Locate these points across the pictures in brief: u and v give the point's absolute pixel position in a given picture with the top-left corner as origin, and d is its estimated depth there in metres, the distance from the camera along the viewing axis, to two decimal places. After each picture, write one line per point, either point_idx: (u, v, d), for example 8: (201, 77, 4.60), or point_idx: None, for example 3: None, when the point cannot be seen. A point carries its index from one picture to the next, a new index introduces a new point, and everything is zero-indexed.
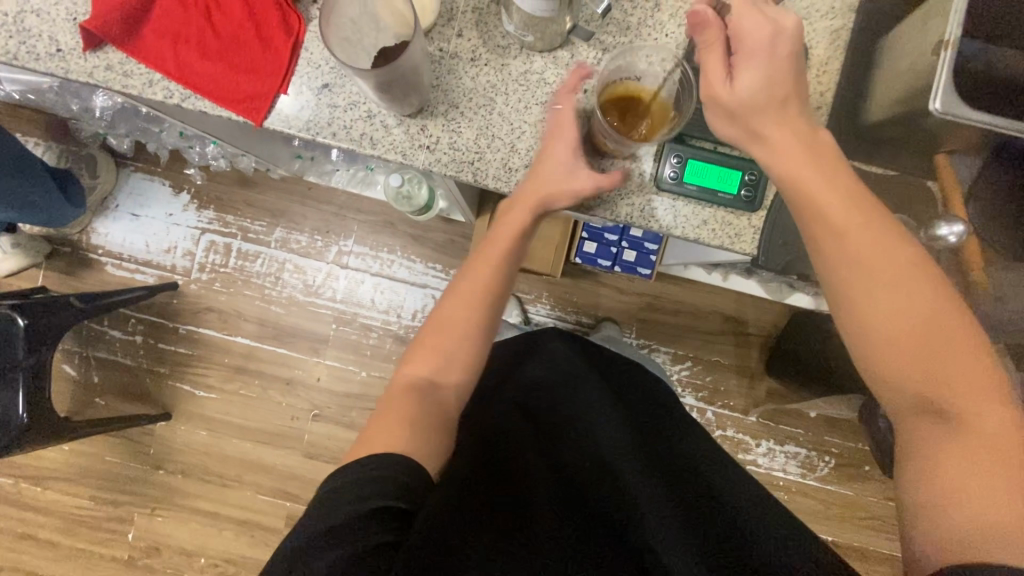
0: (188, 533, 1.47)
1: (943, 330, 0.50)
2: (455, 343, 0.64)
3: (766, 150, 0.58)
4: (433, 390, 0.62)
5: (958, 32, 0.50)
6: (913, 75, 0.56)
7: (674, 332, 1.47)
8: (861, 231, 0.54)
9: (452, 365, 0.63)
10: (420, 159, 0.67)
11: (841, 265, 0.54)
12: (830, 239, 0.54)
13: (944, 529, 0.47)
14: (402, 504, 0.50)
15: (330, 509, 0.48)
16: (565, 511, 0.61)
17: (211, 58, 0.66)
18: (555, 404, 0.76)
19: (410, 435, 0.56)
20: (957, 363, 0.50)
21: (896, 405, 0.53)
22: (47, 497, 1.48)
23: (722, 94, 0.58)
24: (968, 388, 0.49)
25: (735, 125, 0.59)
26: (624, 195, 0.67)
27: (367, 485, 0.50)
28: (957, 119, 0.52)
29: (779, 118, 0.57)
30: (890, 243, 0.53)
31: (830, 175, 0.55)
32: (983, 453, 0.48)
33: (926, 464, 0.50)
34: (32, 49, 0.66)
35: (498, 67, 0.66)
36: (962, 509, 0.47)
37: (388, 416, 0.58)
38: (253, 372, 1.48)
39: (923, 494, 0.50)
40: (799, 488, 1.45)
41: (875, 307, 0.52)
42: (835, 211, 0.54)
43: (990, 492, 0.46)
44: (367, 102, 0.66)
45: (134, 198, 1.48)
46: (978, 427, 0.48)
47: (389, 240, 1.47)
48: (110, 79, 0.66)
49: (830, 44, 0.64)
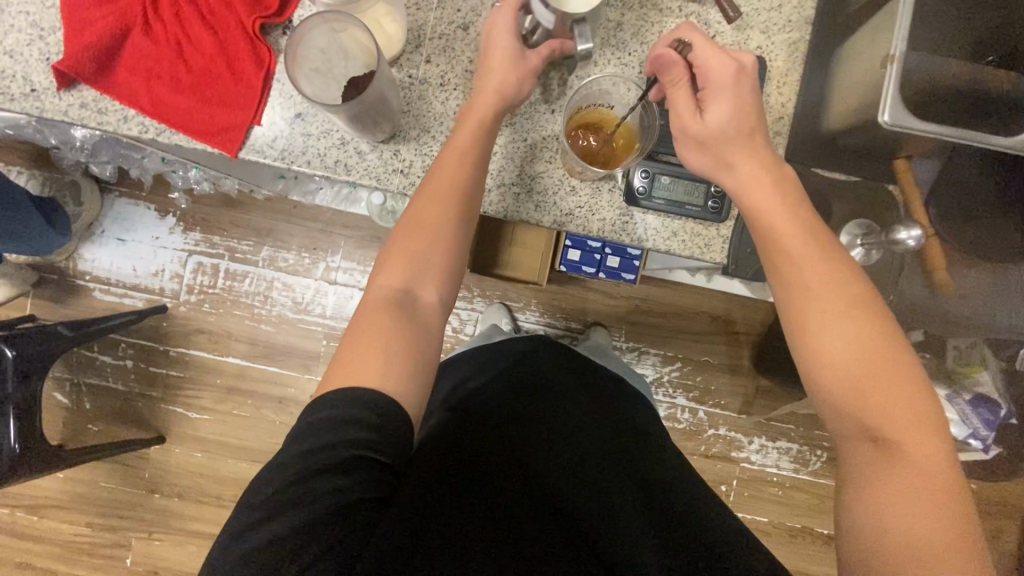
0: (187, 555, 1.47)
1: (886, 362, 0.53)
2: (424, 247, 0.63)
3: (733, 181, 0.60)
4: (410, 298, 0.62)
5: (904, 46, 0.53)
6: (866, 86, 0.59)
7: (662, 334, 1.49)
8: (814, 263, 0.56)
9: (426, 271, 0.63)
10: (394, 183, 0.68)
11: (793, 293, 0.56)
12: (785, 266, 0.57)
13: (870, 548, 0.49)
14: (374, 457, 0.51)
15: (311, 445, 0.50)
16: (534, 504, 0.60)
17: (184, 93, 0.67)
18: (535, 403, 0.76)
19: (381, 356, 0.56)
20: (896, 394, 0.52)
21: (838, 429, 0.55)
22: (43, 526, 1.47)
23: (693, 126, 0.60)
24: (904, 419, 0.52)
25: (705, 155, 0.61)
26: (595, 212, 0.68)
27: (349, 427, 0.51)
28: (907, 130, 0.53)
29: (747, 150, 0.59)
30: (840, 276, 0.56)
31: (789, 208, 0.58)
32: (916, 482, 0.50)
33: (859, 485, 0.52)
34: (6, 89, 0.67)
35: (467, 91, 0.68)
36: (887, 529, 0.49)
37: (365, 336, 0.58)
38: (246, 392, 1.48)
39: (855, 514, 0.51)
40: (792, 482, 1.47)
41: (825, 332, 0.54)
42: (791, 243, 0.57)
43: (915, 518, 0.48)
44: (340, 130, 0.67)
45: (120, 223, 1.49)
46: (912, 457, 0.50)
47: (377, 254, 1.48)
48: (85, 117, 0.67)
49: (789, 56, 0.67)
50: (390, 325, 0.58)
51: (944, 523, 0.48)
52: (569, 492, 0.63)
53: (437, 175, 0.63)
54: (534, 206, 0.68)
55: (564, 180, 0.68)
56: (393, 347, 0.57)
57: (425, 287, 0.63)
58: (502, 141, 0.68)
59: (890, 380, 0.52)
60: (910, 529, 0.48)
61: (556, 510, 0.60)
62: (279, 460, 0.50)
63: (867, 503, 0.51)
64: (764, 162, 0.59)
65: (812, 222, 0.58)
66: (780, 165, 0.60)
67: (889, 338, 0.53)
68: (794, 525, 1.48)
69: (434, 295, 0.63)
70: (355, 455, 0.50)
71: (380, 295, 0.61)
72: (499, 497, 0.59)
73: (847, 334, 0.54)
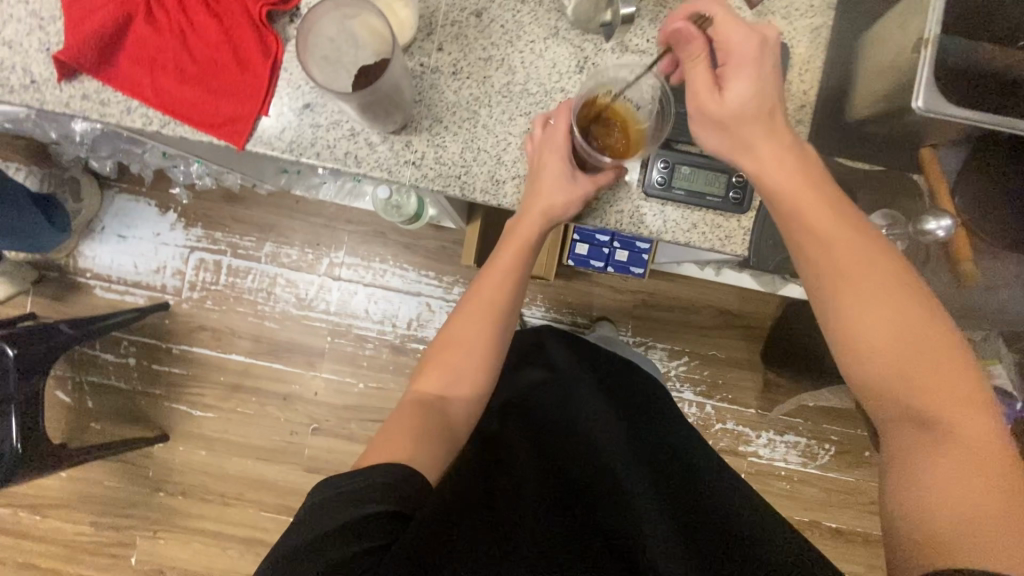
0: (192, 553, 1.46)
1: (925, 340, 0.52)
2: (462, 357, 0.66)
3: (754, 161, 0.57)
4: (442, 405, 0.65)
5: (939, 29, 0.51)
6: (895, 72, 0.57)
7: (669, 328, 1.47)
8: (846, 241, 0.55)
9: (460, 379, 0.66)
10: (406, 175, 0.66)
11: (825, 274, 0.55)
12: (812, 245, 0.56)
13: (922, 534, 0.48)
14: (391, 506, 0.52)
15: (329, 504, 0.52)
16: (556, 519, 0.62)
17: (189, 83, 0.65)
18: (552, 416, 0.79)
19: (406, 451, 0.58)
20: (938, 372, 0.51)
21: (881, 411, 0.54)
22: (46, 525, 1.46)
23: (711, 104, 0.57)
24: (950, 397, 0.50)
25: (724, 137, 0.59)
26: (612, 204, 0.67)
27: (367, 492, 0.53)
28: (942, 116, 0.52)
29: (766, 131, 0.57)
30: (869, 252, 0.54)
31: (810, 180, 0.56)
32: (964, 462, 0.48)
33: (905, 471, 0.51)
34: (5, 81, 0.65)
35: (481, 79, 0.66)
36: (938, 514, 0.48)
37: (393, 433, 0.61)
38: (251, 389, 1.47)
39: (905, 503, 0.50)
40: (800, 476, 1.46)
41: (859, 310, 0.53)
42: (822, 223, 0.55)
43: (969, 502, 0.47)
44: (349, 120, 0.65)
45: (120, 219, 1.47)
46: (961, 437, 0.49)
47: (381, 249, 1.46)
48: (87, 109, 0.65)
49: (813, 43, 0.65)
50: (421, 427, 0.62)
51: (1001, 506, 0.46)
52: (590, 509, 0.66)
53: (476, 293, 0.69)
54: None
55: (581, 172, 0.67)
56: (426, 439, 0.61)
57: (457, 395, 0.66)
58: (517, 132, 0.66)
59: (930, 357, 0.51)
60: (965, 511, 0.46)
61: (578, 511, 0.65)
62: (305, 514, 0.52)
63: (920, 488, 0.49)
64: (782, 143, 0.57)
65: (837, 199, 0.56)
66: (802, 147, 0.58)
67: (925, 315, 0.52)
68: (805, 520, 1.46)
69: (464, 407, 0.66)
70: (372, 512, 0.51)
71: (414, 399, 0.65)
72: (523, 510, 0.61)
73: (881, 310, 0.53)
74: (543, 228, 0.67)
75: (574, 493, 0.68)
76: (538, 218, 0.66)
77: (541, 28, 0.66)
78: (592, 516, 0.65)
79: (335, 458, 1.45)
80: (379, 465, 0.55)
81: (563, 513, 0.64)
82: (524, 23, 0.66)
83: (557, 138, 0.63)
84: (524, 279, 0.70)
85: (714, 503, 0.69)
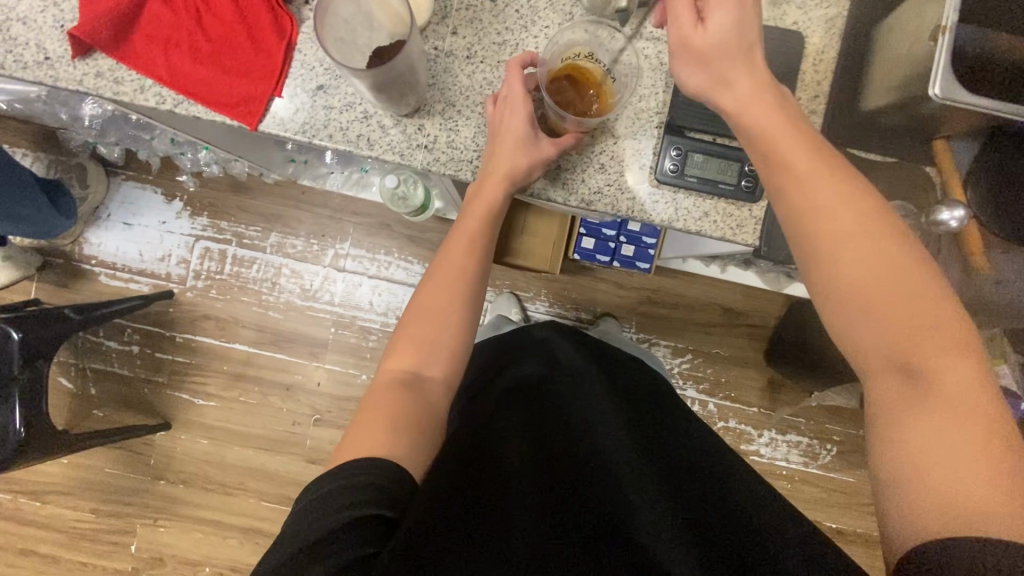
0: (191, 543, 1.45)
1: (910, 282, 0.46)
2: (438, 327, 0.65)
3: (731, 98, 0.54)
4: (418, 380, 0.62)
5: (956, 16, 0.50)
6: (912, 60, 0.57)
7: (673, 325, 1.47)
8: (823, 176, 0.50)
9: (436, 353, 0.64)
10: (418, 158, 0.66)
11: (798, 211, 0.50)
12: (791, 183, 0.51)
13: (909, 501, 0.42)
14: (388, 512, 0.51)
15: (316, 511, 0.50)
16: (538, 507, 0.61)
17: (204, 63, 0.65)
18: (546, 400, 0.77)
19: (412, 433, 0.58)
20: (921, 315, 0.46)
21: (861, 362, 0.48)
22: (46, 512, 1.46)
23: (694, 38, 0.55)
24: (933, 342, 0.45)
25: (704, 73, 0.55)
26: (623, 190, 0.66)
27: (354, 491, 0.51)
28: (957, 104, 0.52)
29: (745, 66, 0.54)
30: (850, 189, 0.49)
31: (788, 117, 0.53)
32: (955, 415, 0.43)
33: (893, 429, 0.45)
34: (19, 57, 0.65)
35: (495, 64, 0.66)
36: (932, 475, 0.42)
37: (374, 412, 0.58)
38: (253, 379, 1.46)
39: (892, 466, 0.44)
40: (801, 476, 1.45)
41: (841, 252, 0.48)
42: (794, 158, 0.51)
43: (961, 461, 0.41)
44: (363, 103, 0.65)
45: (126, 207, 1.47)
46: (948, 386, 0.44)
47: (386, 241, 1.46)
48: (101, 86, 0.65)
49: (827, 31, 0.65)
50: (403, 403, 0.59)
51: (995, 463, 0.41)
52: (586, 493, 0.65)
53: (446, 257, 0.68)
54: (559, 185, 0.67)
55: (593, 157, 0.66)
56: (407, 420, 0.58)
57: (434, 363, 0.64)
58: None
59: (912, 299, 0.46)
60: (959, 471, 0.41)
61: (570, 498, 0.64)
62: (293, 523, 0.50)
63: (905, 446, 0.44)
64: (762, 79, 0.54)
65: (812, 137, 0.52)
66: (779, 86, 0.55)
67: (906, 252, 0.47)
68: None
69: (442, 375, 0.64)
70: (360, 516, 0.49)
71: (389, 377, 0.63)
72: (515, 494, 0.61)
73: (863, 249, 0.48)
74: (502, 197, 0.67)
75: (566, 479, 0.66)
76: (498, 181, 0.65)
77: (556, 14, 0.66)
78: (585, 502, 0.64)
79: None
80: (361, 458, 0.53)
81: (557, 504, 0.63)
82: (540, 9, 0.66)
83: (518, 103, 0.63)
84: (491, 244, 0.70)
85: (712, 494, 0.68)
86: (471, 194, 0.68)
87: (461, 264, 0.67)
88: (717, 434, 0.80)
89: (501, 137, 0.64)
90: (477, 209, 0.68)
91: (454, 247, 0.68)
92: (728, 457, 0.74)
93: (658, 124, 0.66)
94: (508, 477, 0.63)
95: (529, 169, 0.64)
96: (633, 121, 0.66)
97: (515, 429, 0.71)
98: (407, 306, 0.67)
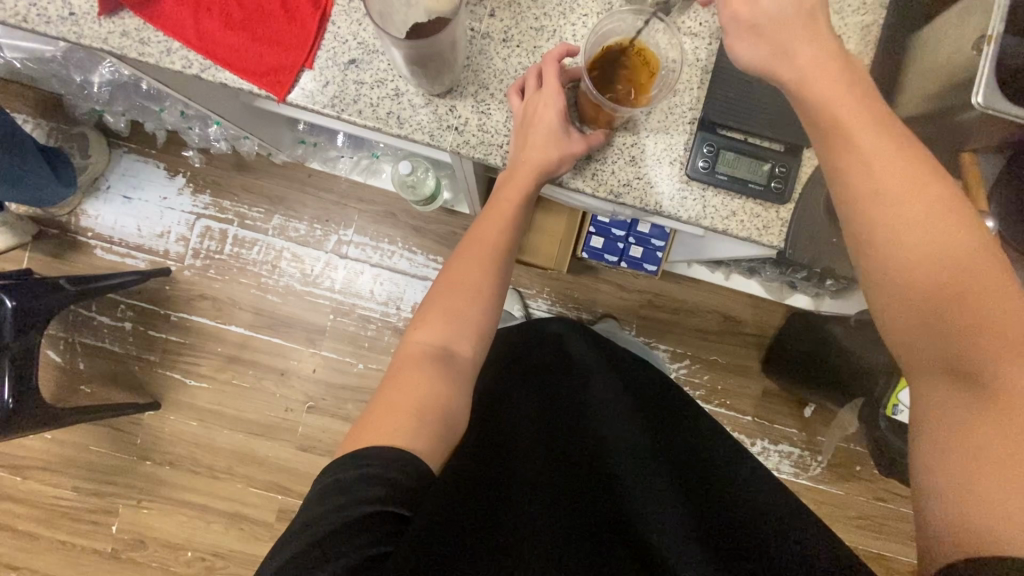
0: (175, 526, 1.42)
1: (968, 280, 0.45)
2: (466, 306, 0.63)
3: (791, 70, 0.53)
4: (445, 355, 0.61)
5: (1003, 27, 0.51)
6: (950, 69, 0.57)
7: (675, 330, 1.47)
8: (884, 165, 0.49)
9: (463, 330, 0.62)
10: (447, 140, 0.65)
11: (861, 199, 0.50)
12: (848, 174, 0.50)
13: (954, 513, 0.43)
14: (399, 509, 0.48)
15: (327, 508, 0.47)
16: (550, 509, 0.60)
17: (235, 30, 0.64)
18: (559, 392, 0.76)
19: (435, 416, 0.56)
20: (978, 320, 0.45)
21: (912, 364, 0.48)
22: (27, 487, 1.42)
23: (745, 8, 0.54)
24: (995, 347, 0.44)
25: (762, 46, 0.54)
26: (653, 184, 0.66)
27: (368, 486, 0.48)
28: (998, 114, 0.53)
29: (806, 42, 0.52)
30: (914, 181, 0.48)
31: (858, 98, 0.51)
32: (1011, 430, 0.42)
33: (942, 437, 0.45)
34: (43, 11, 0.63)
35: (530, 49, 0.66)
36: (978, 490, 0.42)
37: (399, 392, 0.57)
38: (247, 362, 1.44)
39: (934, 472, 0.45)
40: (792, 487, 1.45)
41: (902, 249, 0.48)
42: (862, 142, 0.50)
43: (1006, 477, 0.41)
44: (395, 80, 0.64)
45: (127, 180, 1.44)
46: (1009, 396, 0.43)
47: (391, 230, 1.45)
48: (126, 46, 0.64)
49: (862, 39, 0.65)
50: (425, 382, 0.58)
51: None
52: (603, 490, 0.65)
53: (476, 240, 0.67)
54: (589, 176, 0.67)
55: (624, 150, 0.66)
56: (428, 411, 0.56)
57: (462, 340, 0.62)
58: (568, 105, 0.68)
59: (980, 299, 0.45)
60: (1003, 488, 0.41)
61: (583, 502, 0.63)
62: (298, 518, 0.48)
63: (950, 454, 0.44)
64: (817, 56, 0.52)
65: (877, 121, 0.51)
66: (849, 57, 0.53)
67: (974, 253, 0.46)
68: None
69: (470, 351, 0.62)
70: (368, 512, 0.47)
71: (414, 350, 0.61)
72: (527, 488, 0.60)
73: (923, 245, 0.47)
74: (532, 184, 0.65)
75: (576, 478, 0.66)
76: (530, 171, 0.64)
77: (595, 3, 0.66)
78: (596, 497, 0.65)
79: (329, 438, 1.42)
80: (375, 448, 0.51)
81: (567, 510, 0.62)
82: None
83: (553, 97, 0.62)
84: (520, 229, 0.69)
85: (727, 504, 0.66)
86: (503, 178, 0.67)
87: (492, 249, 0.66)
88: (732, 435, 0.77)
89: (534, 129, 0.63)
90: (511, 195, 0.66)
91: (483, 231, 0.67)
92: (744, 457, 0.72)
93: (692, 120, 0.66)
94: (521, 469, 0.62)
95: (562, 162, 0.64)
96: (667, 115, 0.66)
97: (529, 422, 0.70)
98: (434, 285, 0.66)
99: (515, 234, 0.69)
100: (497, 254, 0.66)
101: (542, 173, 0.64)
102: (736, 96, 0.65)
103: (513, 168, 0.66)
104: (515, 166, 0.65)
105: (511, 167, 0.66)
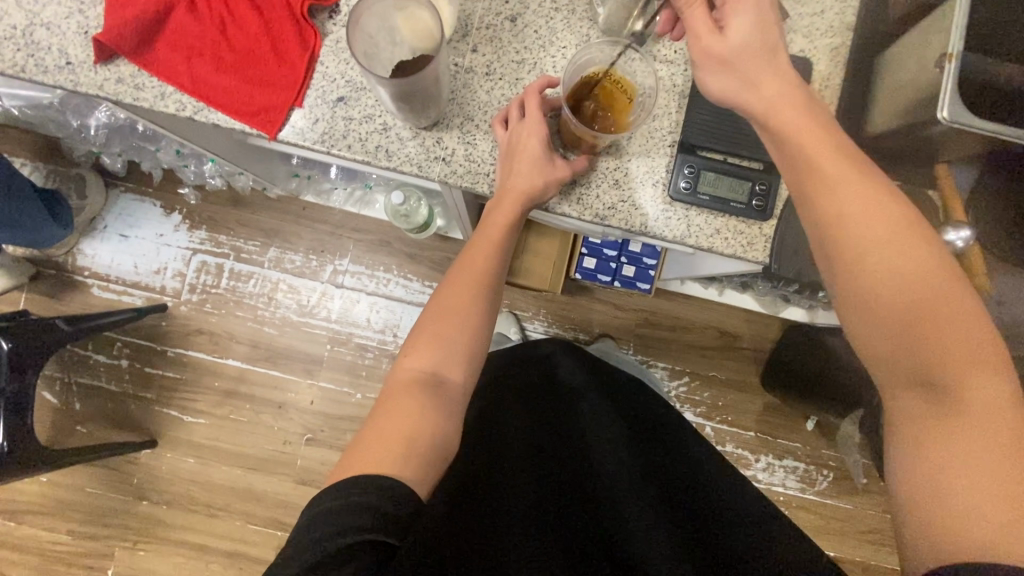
0: (172, 567, 1.39)
1: (936, 295, 0.47)
2: (455, 332, 0.64)
3: (761, 101, 0.54)
4: (436, 381, 0.61)
5: (961, 45, 0.54)
6: (916, 86, 0.60)
7: (672, 347, 1.47)
8: (854, 185, 0.50)
9: (454, 357, 0.63)
10: (435, 171, 0.67)
11: (829, 219, 0.51)
12: (820, 193, 0.51)
13: (930, 523, 0.43)
14: (389, 538, 0.47)
15: (317, 534, 0.46)
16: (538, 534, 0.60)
17: (226, 72, 0.66)
18: (547, 413, 0.77)
19: (430, 444, 0.56)
20: (951, 331, 0.46)
21: (887, 376, 0.49)
22: (22, 533, 1.40)
23: (713, 44, 0.56)
24: (961, 361, 0.45)
25: (730, 78, 0.56)
26: (636, 206, 0.67)
27: (357, 515, 0.47)
28: (963, 127, 0.55)
29: (772, 73, 0.54)
30: (881, 200, 0.50)
31: (821, 122, 0.53)
32: (981, 438, 0.43)
33: (916, 447, 0.46)
34: (41, 61, 0.66)
35: (513, 81, 0.68)
36: (954, 498, 0.42)
37: (392, 421, 0.57)
38: (245, 396, 1.43)
39: (910, 481, 0.45)
40: (799, 503, 1.43)
41: (873, 265, 0.49)
42: (825, 168, 0.51)
43: (978, 488, 0.42)
44: (382, 114, 0.66)
45: (123, 218, 1.46)
46: (977, 407, 0.44)
47: (387, 258, 1.46)
48: (121, 92, 0.66)
49: (832, 60, 0.68)
50: (418, 409, 0.58)
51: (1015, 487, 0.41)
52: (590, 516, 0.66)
53: (464, 267, 0.68)
54: (573, 201, 0.68)
55: (605, 174, 0.68)
56: (422, 438, 0.56)
57: (454, 367, 0.62)
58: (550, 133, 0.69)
59: (946, 313, 0.46)
60: (975, 497, 0.42)
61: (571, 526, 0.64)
62: (288, 549, 0.47)
63: (927, 464, 0.45)
64: (788, 83, 0.54)
65: (844, 143, 0.53)
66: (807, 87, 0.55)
67: (942, 268, 0.47)
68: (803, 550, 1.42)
69: (463, 377, 0.63)
70: (360, 541, 0.46)
71: (407, 377, 0.61)
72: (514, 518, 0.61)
73: (893, 261, 0.48)
74: (518, 213, 0.67)
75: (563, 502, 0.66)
76: (514, 198, 0.66)
77: (574, 35, 0.68)
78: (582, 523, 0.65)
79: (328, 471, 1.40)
80: (367, 475, 0.51)
81: (553, 535, 0.62)
82: (557, 29, 0.68)
83: (535, 126, 0.64)
84: (506, 254, 0.70)
85: (710, 519, 0.67)
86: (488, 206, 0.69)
87: (477, 273, 0.67)
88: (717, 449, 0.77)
89: (518, 158, 0.64)
90: (497, 222, 0.68)
91: (469, 257, 0.68)
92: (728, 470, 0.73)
93: (672, 143, 0.68)
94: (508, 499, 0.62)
95: (545, 188, 0.65)
96: (647, 139, 0.68)
97: (518, 445, 0.70)
98: (423, 311, 0.66)
99: (500, 259, 0.70)
100: (483, 279, 0.67)
101: (525, 201, 0.66)
102: (713, 120, 0.67)
103: (497, 197, 0.67)
104: (500, 194, 0.67)
105: (496, 196, 0.68)
